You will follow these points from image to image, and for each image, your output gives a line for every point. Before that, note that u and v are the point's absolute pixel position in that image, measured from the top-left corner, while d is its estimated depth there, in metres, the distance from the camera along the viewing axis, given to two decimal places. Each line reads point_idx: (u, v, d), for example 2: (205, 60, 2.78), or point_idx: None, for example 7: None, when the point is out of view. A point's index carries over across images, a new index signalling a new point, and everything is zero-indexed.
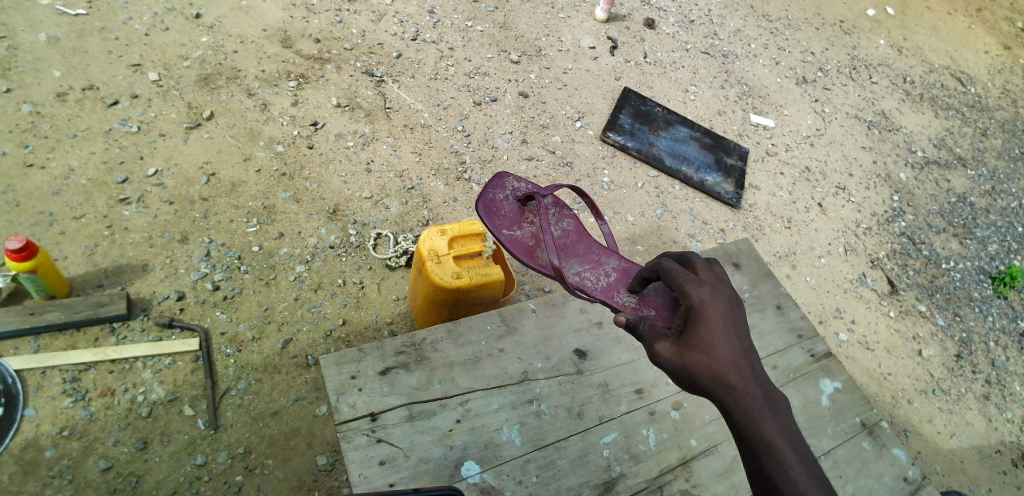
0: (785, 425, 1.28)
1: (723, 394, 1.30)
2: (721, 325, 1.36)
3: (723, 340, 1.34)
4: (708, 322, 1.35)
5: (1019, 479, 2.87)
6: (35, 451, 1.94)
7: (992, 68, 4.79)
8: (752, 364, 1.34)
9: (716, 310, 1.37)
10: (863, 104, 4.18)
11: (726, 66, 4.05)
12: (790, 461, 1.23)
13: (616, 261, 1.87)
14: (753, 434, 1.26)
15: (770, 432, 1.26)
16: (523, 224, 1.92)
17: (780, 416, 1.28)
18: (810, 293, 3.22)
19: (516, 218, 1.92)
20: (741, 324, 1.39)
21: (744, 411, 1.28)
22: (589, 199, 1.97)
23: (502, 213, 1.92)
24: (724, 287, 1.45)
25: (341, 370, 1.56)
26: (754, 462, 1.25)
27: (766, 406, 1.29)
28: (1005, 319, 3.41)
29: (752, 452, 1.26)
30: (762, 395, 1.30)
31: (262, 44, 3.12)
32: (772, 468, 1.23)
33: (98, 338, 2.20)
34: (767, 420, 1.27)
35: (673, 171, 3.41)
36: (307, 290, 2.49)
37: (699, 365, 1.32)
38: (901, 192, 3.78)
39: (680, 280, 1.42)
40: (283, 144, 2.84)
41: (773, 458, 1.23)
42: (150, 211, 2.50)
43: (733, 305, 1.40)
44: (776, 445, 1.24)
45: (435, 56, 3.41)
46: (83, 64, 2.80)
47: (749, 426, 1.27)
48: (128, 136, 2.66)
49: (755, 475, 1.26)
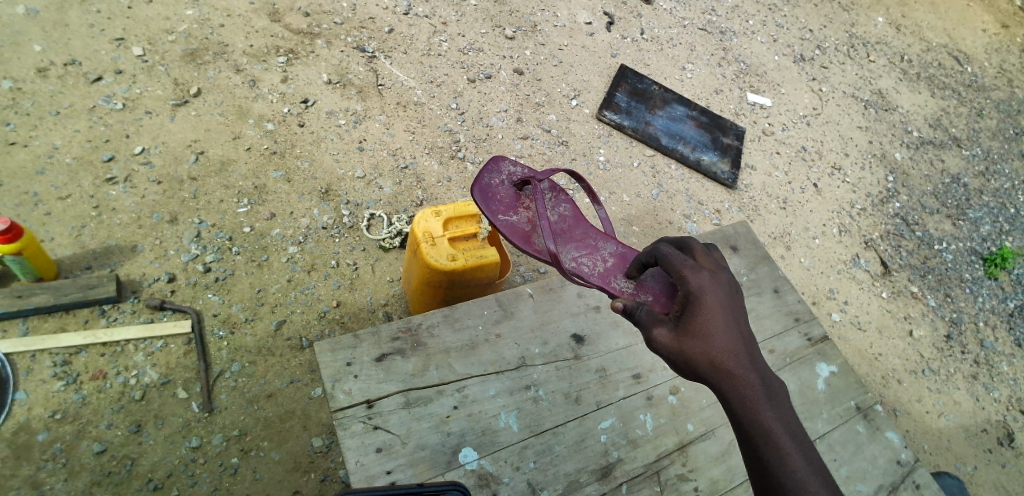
0: (782, 413, 1.29)
1: (720, 381, 1.29)
2: (721, 313, 1.35)
3: (722, 327, 1.33)
4: (707, 308, 1.34)
5: (1004, 457, 2.93)
6: (27, 435, 1.93)
7: (990, 47, 4.76)
8: (749, 351, 1.34)
9: (714, 298, 1.36)
10: (860, 82, 4.15)
11: (724, 43, 3.99)
12: (788, 449, 1.23)
13: (613, 246, 1.85)
14: (751, 422, 1.26)
15: (767, 419, 1.26)
16: (518, 210, 1.89)
17: (777, 404, 1.29)
18: (804, 273, 3.22)
19: (512, 203, 1.90)
20: (739, 312, 1.38)
21: (743, 399, 1.28)
22: (586, 183, 1.94)
23: (498, 199, 1.89)
24: (723, 274, 1.44)
25: (336, 356, 1.54)
26: (751, 449, 1.26)
27: (763, 394, 1.29)
28: (994, 300, 3.44)
29: (750, 439, 1.26)
30: (760, 383, 1.30)
31: (250, 18, 3.04)
32: (769, 455, 1.23)
33: (88, 321, 2.17)
34: (765, 407, 1.27)
35: (669, 150, 3.38)
36: (300, 271, 2.46)
37: (697, 352, 1.31)
38: (896, 173, 3.77)
39: (679, 267, 1.41)
40: (272, 122, 2.78)
41: (771, 446, 1.24)
42: (138, 191, 2.45)
43: (731, 292, 1.40)
44: (773, 432, 1.25)
45: (428, 31, 3.33)
46: (64, 38, 2.71)
47: (747, 413, 1.27)
48: (113, 113, 2.59)
49: (751, 462, 1.26)
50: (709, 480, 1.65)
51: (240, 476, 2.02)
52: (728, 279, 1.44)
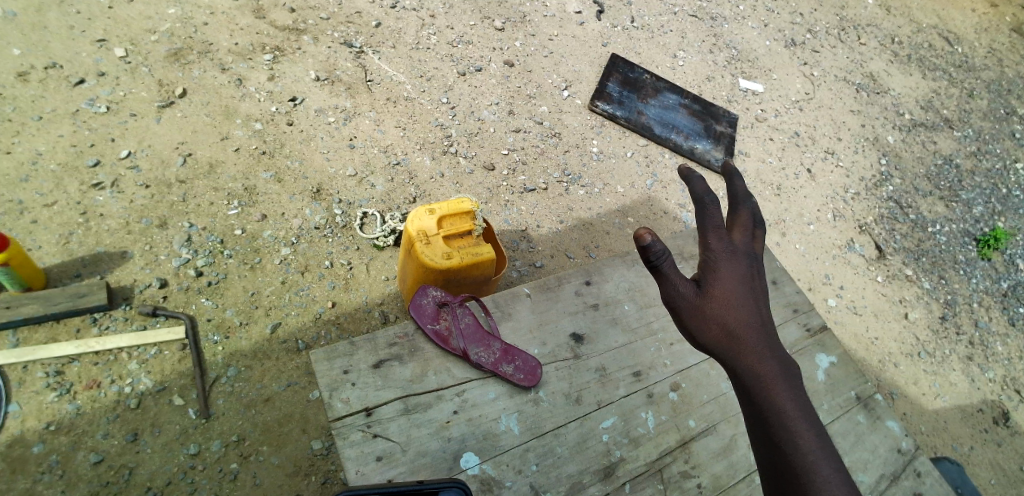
0: (797, 396, 1.27)
1: (733, 356, 1.29)
2: (742, 287, 1.31)
3: (742, 303, 1.31)
4: (726, 277, 1.30)
5: (999, 437, 2.96)
6: (22, 448, 1.90)
7: (979, 27, 4.75)
8: (766, 327, 1.33)
9: (739, 274, 1.31)
10: (851, 66, 4.14)
11: (715, 29, 3.97)
12: (802, 434, 1.21)
13: (522, 338, 1.70)
14: (762, 398, 1.25)
15: (780, 398, 1.25)
16: (446, 310, 1.66)
17: (791, 385, 1.27)
18: (799, 259, 3.21)
19: (433, 306, 1.65)
20: (760, 287, 1.35)
21: (755, 376, 1.27)
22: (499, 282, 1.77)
23: (419, 303, 1.64)
24: (747, 236, 1.36)
25: (333, 365, 1.52)
26: (762, 428, 1.24)
27: (777, 372, 1.28)
28: (988, 281, 3.46)
29: (763, 419, 1.24)
30: (775, 363, 1.28)
31: (234, 15, 2.99)
32: (780, 435, 1.22)
33: (80, 330, 2.14)
34: (779, 387, 1.26)
35: (662, 139, 3.36)
36: (294, 273, 2.43)
37: (712, 321, 1.29)
38: (888, 156, 3.78)
39: (709, 224, 1.30)
40: (260, 122, 2.73)
41: (784, 426, 1.22)
42: (125, 196, 2.41)
43: (754, 261, 1.35)
44: (786, 412, 1.24)
45: (416, 24, 3.29)
46: (43, 41, 2.65)
47: (761, 392, 1.26)
48: (97, 117, 2.54)
49: (759, 438, 1.25)
50: (711, 476, 1.65)
51: (240, 481, 2.00)
52: (753, 242, 1.37)
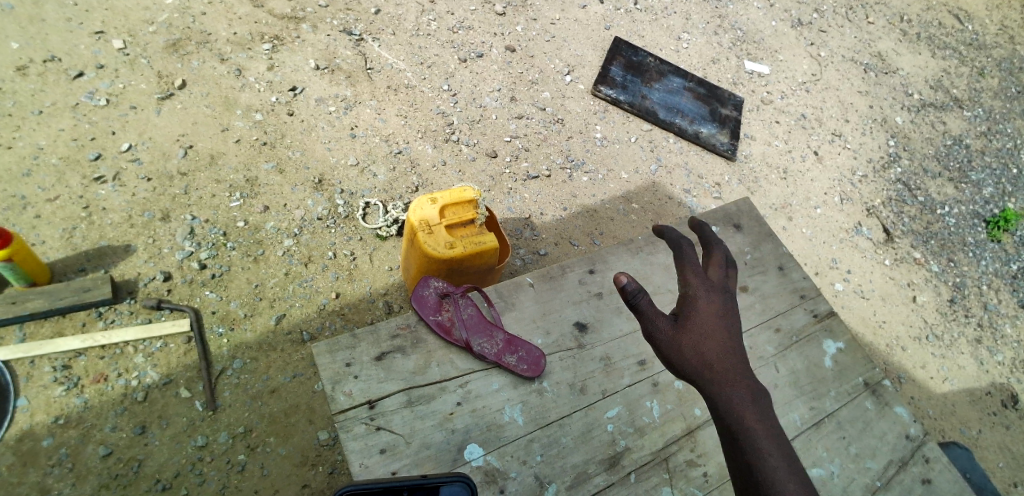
0: (773, 423, 1.22)
1: (710, 385, 1.26)
2: (720, 319, 1.31)
3: (719, 334, 1.29)
4: (704, 310, 1.31)
5: (1008, 419, 2.94)
6: (32, 442, 1.92)
7: (990, 4, 4.66)
8: (744, 355, 1.30)
9: (716, 307, 1.32)
10: (859, 45, 4.07)
11: (720, 10, 3.90)
12: (776, 461, 1.17)
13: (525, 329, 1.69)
14: (737, 425, 1.21)
15: (755, 426, 1.21)
16: (448, 301, 1.65)
17: (766, 411, 1.23)
18: (806, 244, 3.18)
19: (435, 299, 1.65)
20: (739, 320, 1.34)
21: (731, 402, 1.23)
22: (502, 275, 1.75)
23: (422, 294, 1.64)
24: (726, 273, 1.39)
25: (335, 358, 1.52)
26: (737, 455, 1.20)
27: (753, 398, 1.24)
28: (998, 263, 3.42)
29: (739, 445, 1.20)
30: (752, 391, 1.25)
31: (232, 4, 2.95)
32: (753, 462, 1.17)
33: (85, 323, 2.14)
34: (754, 414, 1.22)
35: (667, 123, 3.32)
36: (297, 264, 2.43)
37: (688, 349, 1.27)
38: (897, 137, 3.72)
39: (685, 261, 1.37)
40: (261, 112, 2.72)
41: (758, 452, 1.18)
42: (127, 189, 2.40)
43: (733, 296, 1.37)
44: (760, 438, 1.19)
45: (416, 10, 3.24)
46: (41, 33, 2.63)
47: (735, 419, 1.22)
48: (97, 110, 2.53)
49: (735, 467, 1.20)
50: (717, 465, 1.64)
51: (248, 472, 2.01)
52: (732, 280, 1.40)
